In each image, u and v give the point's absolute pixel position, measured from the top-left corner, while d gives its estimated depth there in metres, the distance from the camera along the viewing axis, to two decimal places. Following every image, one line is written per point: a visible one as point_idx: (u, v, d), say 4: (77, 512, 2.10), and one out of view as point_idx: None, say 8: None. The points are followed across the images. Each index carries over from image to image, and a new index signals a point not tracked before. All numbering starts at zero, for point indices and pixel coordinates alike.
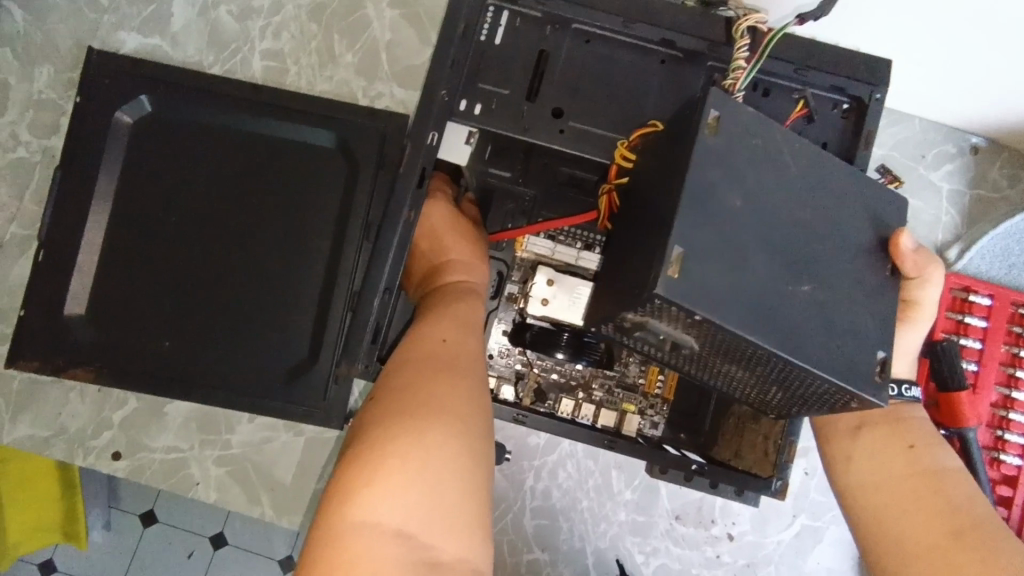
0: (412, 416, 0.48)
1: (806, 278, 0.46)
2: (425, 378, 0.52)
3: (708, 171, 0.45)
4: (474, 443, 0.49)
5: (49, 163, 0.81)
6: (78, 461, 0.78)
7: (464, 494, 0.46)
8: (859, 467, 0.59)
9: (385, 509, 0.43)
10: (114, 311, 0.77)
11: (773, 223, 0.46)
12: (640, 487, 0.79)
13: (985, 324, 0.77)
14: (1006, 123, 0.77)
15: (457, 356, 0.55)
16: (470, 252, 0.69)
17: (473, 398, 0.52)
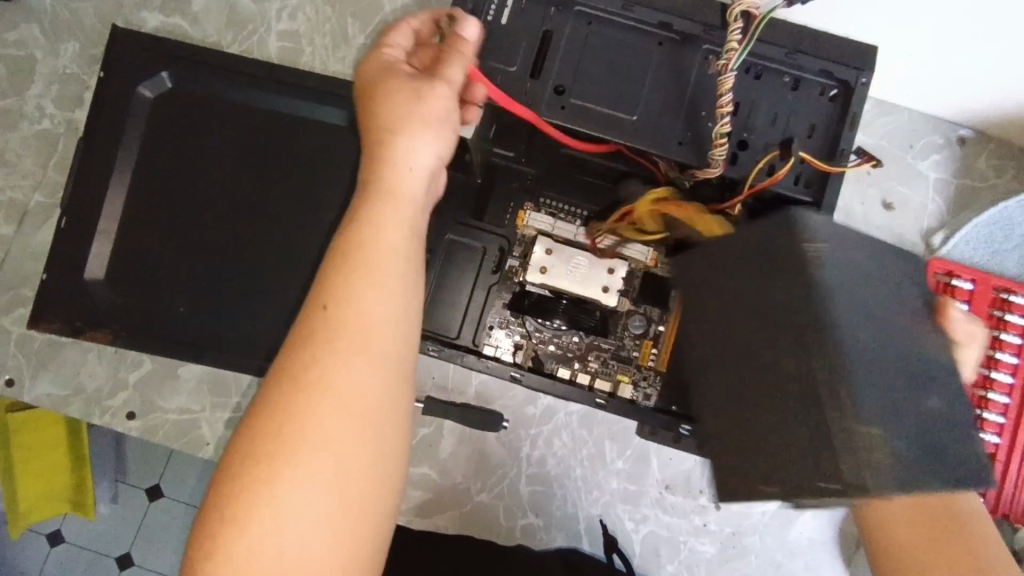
0: (278, 421, 0.42)
1: (929, 392, 0.51)
2: (303, 363, 0.43)
3: (857, 332, 0.50)
4: (363, 445, 0.42)
5: (72, 135, 0.84)
6: (94, 419, 0.81)
7: (341, 503, 0.41)
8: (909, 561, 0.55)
9: (249, 536, 0.40)
10: (133, 276, 0.81)
11: (883, 352, 0.50)
12: (631, 456, 0.82)
13: (967, 308, 0.80)
14: (992, 115, 0.80)
15: (351, 325, 0.44)
16: (408, 140, 0.52)
17: (375, 392, 0.43)
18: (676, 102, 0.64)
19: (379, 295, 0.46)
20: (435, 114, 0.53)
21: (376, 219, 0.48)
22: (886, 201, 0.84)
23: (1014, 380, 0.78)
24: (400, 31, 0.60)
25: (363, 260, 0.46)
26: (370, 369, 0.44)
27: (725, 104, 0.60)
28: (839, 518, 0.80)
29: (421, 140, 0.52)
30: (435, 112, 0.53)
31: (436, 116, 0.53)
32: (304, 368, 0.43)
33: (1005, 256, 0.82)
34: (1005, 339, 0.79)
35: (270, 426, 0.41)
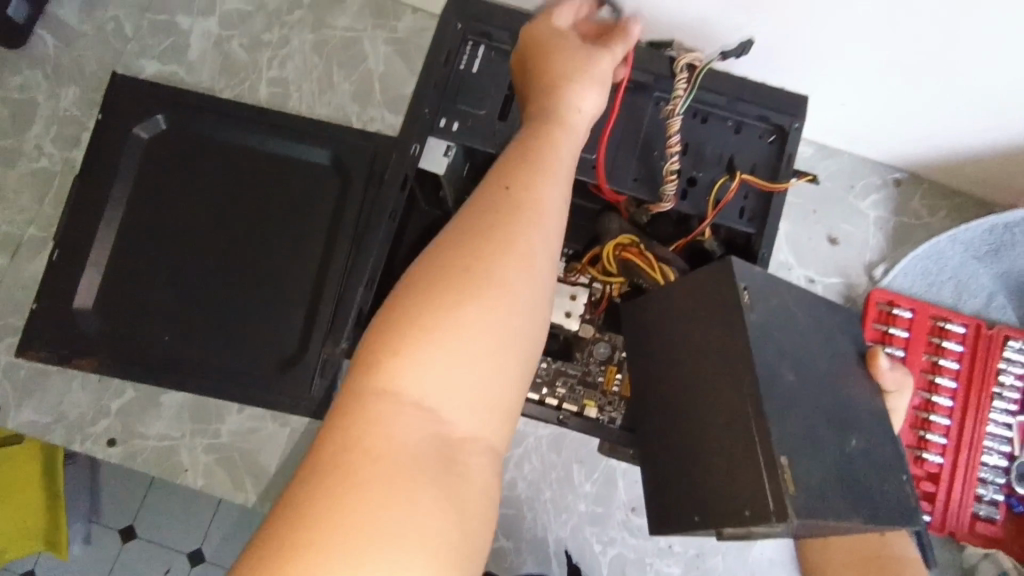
0: (452, 281, 0.43)
1: (857, 434, 0.59)
2: (477, 231, 0.45)
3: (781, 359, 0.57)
4: (527, 312, 0.44)
5: (68, 173, 0.89)
6: (75, 446, 0.83)
7: (501, 365, 0.42)
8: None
9: (406, 380, 0.40)
10: (120, 306, 0.84)
11: (823, 390, 0.59)
12: (599, 479, 0.85)
13: (908, 334, 0.86)
14: (920, 158, 0.88)
15: (518, 211, 0.46)
16: (579, 87, 0.56)
17: (544, 262, 0.46)
18: (632, 143, 0.70)
19: (547, 192, 0.48)
20: (598, 75, 0.57)
21: (549, 139, 0.52)
22: (831, 237, 0.91)
23: (954, 403, 0.84)
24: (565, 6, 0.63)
25: (534, 161, 0.50)
26: (545, 242, 0.46)
27: (674, 143, 0.67)
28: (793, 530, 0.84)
29: (589, 92, 0.56)
30: (602, 78, 0.57)
31: (592, 65, 0.57)
32: (492, 221, 0.45)
33: (940, 286, 0.89)
34: (944, 364, 0.85)
35: (435, 282, 0.43)
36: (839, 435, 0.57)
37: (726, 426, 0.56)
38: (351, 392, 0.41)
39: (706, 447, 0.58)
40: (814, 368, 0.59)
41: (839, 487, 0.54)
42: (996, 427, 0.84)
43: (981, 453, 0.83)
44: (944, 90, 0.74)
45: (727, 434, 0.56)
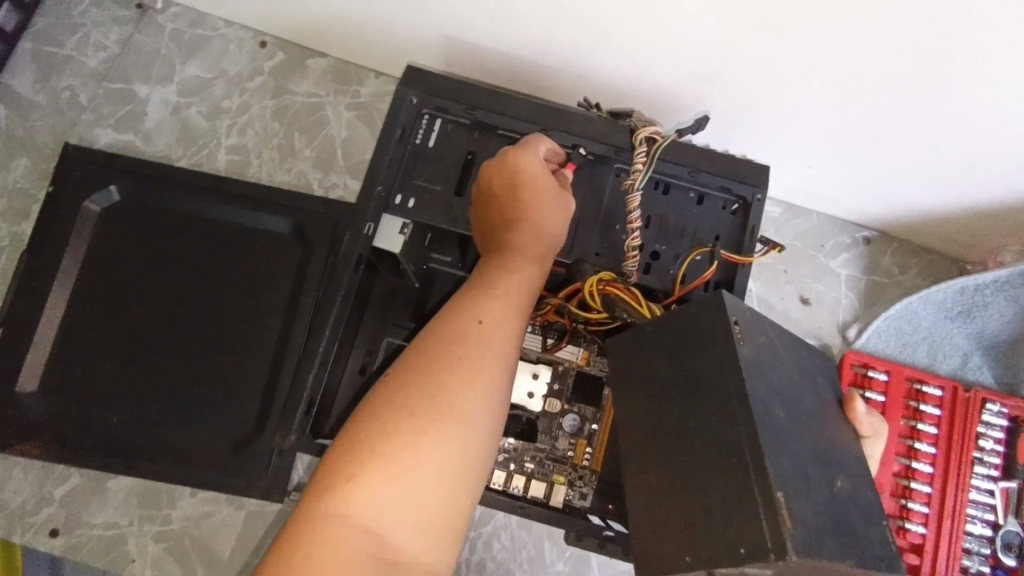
0: (412, 410, 0.46)
1: (839, 476, 0.54)
2: (439, 360, 0.49)
3: (770, 389, 0.53)
4: (481, 444, 0.48)
5: (17, 247, 0.85)
6: (15, 538, 0.78)
7: (452, 497, 0.45)
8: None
9: (365, 504, 0.42)
10: (67, 386, 0.80)
11: (805, 427, 0.54)
12: (571, 558, 0.81)
13: (884, 398, 0.84)
14: (887, 217, 0.87)
15: (477, 342, 0.51)
16: (546, 221, 0.61)
17: (497, 397, 0.50)
18: (593, 217, 0.69)
19: (507, 328, 0.53)
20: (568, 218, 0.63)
21: (512, 271, 0.57)
22: (803, 297, 0.89)
23: (934, 470, 0.81)
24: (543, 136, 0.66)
25: (499, 294, 0.55)
26: (498, 378, 0.51)
27: (634, 219, 0.64)
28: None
29: (552, 228, 0.62)
30: (565, 216, 0.63)
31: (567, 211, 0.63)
32: (456, 355, 0.50)
33: (914, 346, 0.88)
34: (922, 429, 0.82)
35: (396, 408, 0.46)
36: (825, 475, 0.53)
37: (714, 465, 0.51)
38: (306, 514, 0.42)
39: (696, 482, 0.52)
40: (797, 410, 0.54)
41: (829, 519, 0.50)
42: (979, 493, 0.81)
43: (965, 522, 0.80)
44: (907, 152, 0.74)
45: (718, 469, 0.50)
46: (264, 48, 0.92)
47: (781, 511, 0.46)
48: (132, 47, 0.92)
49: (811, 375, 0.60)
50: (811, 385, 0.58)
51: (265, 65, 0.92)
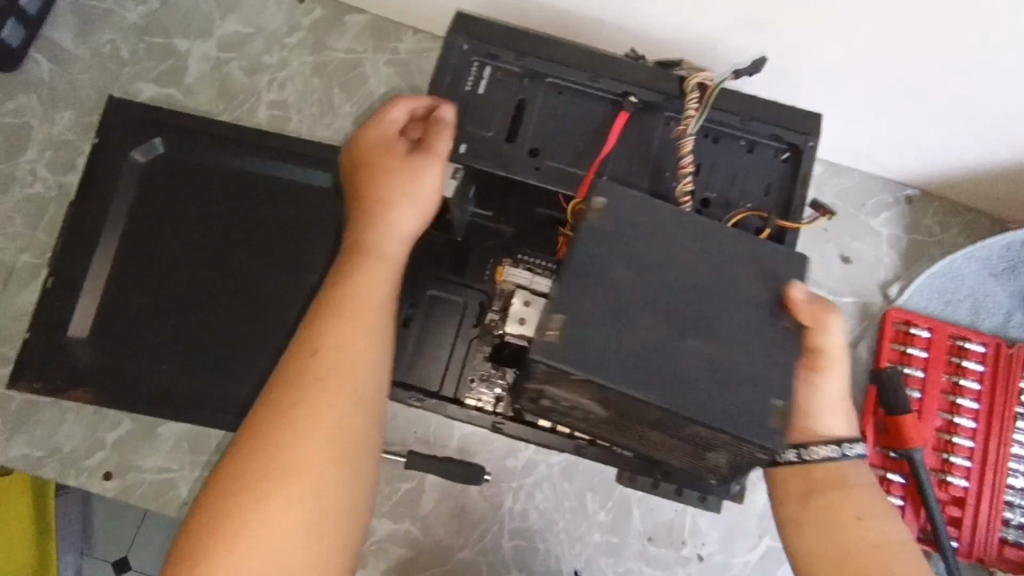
0: (301, 420, 0.55)
1: (695, 335, 0.57)
2: (280, 419, 0.55)
3: (619, 262, 0.58)
4: (340, 470, 0.55)
5: (64, 199, 0.85)
6: (69, 481, 0.79)
7: (311, 543, 0.52)
8: (870, 525, 0.60)
9: (236, 562, 0.49)
10: (117, 336, 0.82)
11: (692, 300, 0.58)
12: (613, 508, 0.83)
13: (927, 354, 0.84)
14: (930, 175, 0.87)
15: (353, 366, 0.59)
16: (396, 215, 0.68)
17: (353, 426, 0.57)
18: (643, 164, 0.68)
19: (382, 347, 0.61)
20: (421, 194, 0.68)
21: (340, 306, 0.61)
22: (844, 256, 0.89)
23: (976, 425, 0.82)
24: (399, 106, 0.72)
25: (345, 332, 0.60)
26: (341, 419, 0.56)
27: (685, 164, 0.66)
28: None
29: (406, 219, 0.68)
30: (428, 191, 0.68)
31: (422, 172, 0.68)
32: (291, 402, 0.56)
33: (956, 305, 0.87)
34: (964, 384, 0.83)
35: (283, 415, 0.55)
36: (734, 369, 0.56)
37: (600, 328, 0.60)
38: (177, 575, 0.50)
39: None
40: (706, 310, 0.58)
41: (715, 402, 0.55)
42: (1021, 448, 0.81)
43: (1006, 476, 0.81)
44: (959, 107, 0.73)
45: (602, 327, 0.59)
46: (303, 5, 0.92)
47: (547, 328, 0.55)
48: (172, 2, 0.91)
49: (768, 258, 0.61)
50: (761, 268, 0.60)
51: (304, 21, 0.92)
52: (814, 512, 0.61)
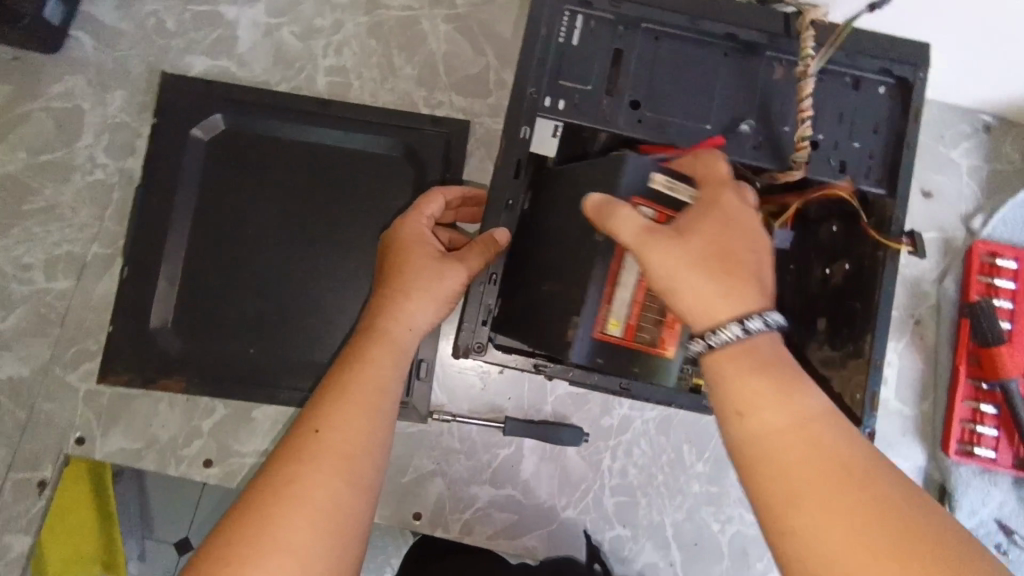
0: (290, 512, 0.50)
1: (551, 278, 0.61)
2: (277, 489, 0.52)
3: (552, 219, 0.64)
4: (330, 548, 0.51)
5: (128, 184, 0.83)
6: (171, 470, 0.78)
7: None
8: (757, 425, 0.44)
9: None
10: (200, 321, 0.80)
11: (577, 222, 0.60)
12: (710, 459, 0.83)
13: (1014, 285, 0.84)
14: (1013, 102, 0.85)
15: (349, 451, 0.55)
16: (411, 306, 0.64)
17: (347, 503, 0.53)
18: (748, 108, 0.66)
19: (376, 432, 0.57)
20: (441, 295, 0.65)
21: (358, 376, 0.59)
22: (925, 191, 0.88)
23: None
24: (435, 199, 0.71)
25: (350, 399, 0.57)
26: (336, 491, 0.53)
27: (806, 111, 0.63)
28: (933, 450, 0.84)
29: (419, 312, 0.64)
30: (441, 291, 0.65)
31: (440, 285, 0.65)
32: (295, 467, 0.53)
33: None
34: None
35: (276, 494, 0.51)
36: (588, 306, 0.57)
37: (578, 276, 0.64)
38: None
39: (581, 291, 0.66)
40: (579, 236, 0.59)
41: (606, 351, 0.57)
42: None
43: None
44: None
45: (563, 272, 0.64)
46: None
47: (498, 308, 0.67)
48: None
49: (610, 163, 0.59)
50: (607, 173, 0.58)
51: None
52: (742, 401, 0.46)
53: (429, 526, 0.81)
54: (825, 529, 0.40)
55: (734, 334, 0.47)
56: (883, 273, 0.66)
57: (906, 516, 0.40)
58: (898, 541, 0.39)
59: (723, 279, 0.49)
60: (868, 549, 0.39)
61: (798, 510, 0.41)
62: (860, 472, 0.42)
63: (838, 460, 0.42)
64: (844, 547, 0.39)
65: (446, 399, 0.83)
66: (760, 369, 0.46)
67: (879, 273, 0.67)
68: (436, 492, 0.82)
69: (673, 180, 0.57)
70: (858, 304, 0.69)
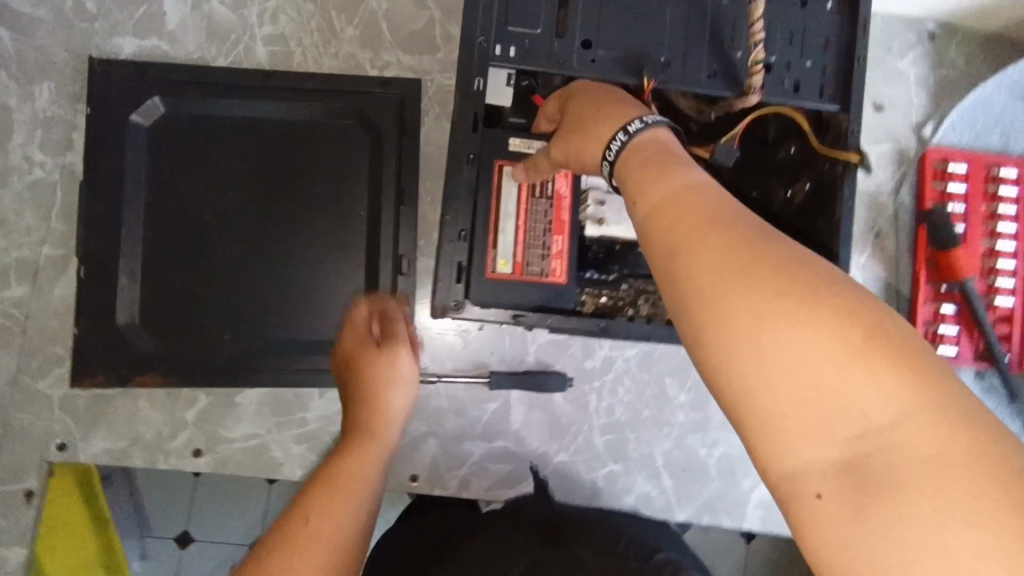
0: (310, 551, 0.45)
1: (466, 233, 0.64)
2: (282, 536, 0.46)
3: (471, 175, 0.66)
4: None
5: (70, 180, 0.79)
6: (161, 465, 0.77)
7: None
8: (640, 200, 0.46)
9: None
10: (168, 314, 0.78)
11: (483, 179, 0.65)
12: (692, 388, 0.86)
13: (966, 188, 0.86)
14: (955, 5, 0.86)
15: (361, 494, 0.53)
16: (389, 386, 0.65)
17: (358, 547, 0.48)
18: (701, 35, 0.66)
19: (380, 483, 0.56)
20: (407, 373, 0.67)
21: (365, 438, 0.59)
22: (876, 104, 0.89)
23: (1017, 246, 0.85)
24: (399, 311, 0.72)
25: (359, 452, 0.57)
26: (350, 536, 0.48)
27: (757, 31, 0.63)
28: None
29: (395, 396, 0.65)
30: (404, 376, 0.66)
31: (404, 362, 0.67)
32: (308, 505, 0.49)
33: (989, 134, 0.88)
34: (1002, 210, 0.85)
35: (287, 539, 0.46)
36: (476, 251, 0.63)
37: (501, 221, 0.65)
38: None
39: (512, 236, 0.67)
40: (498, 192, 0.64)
41: (501, 286, 0.64)
42: None
43: None
44: None
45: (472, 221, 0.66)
46: None
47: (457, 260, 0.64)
48: None
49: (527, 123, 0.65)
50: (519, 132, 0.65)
51: None
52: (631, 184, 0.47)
53: (428, 486, 0.82)
54: (691, 261, 0.40)
55: (621, 141, 0.50)
56: (842, 188, 0.67)
57: (769, 244, 0.39)
58: (759, 254, 0.38)
59: (594, 113, 0.54)
60: (728, 270, 0.38)
61: (673, 253, 0.41)
62: (730, 212, 0.41)
63: (706, 210, 0.42)
64: (707, 272, 0.39)
65: (429, 361, 0.83)
66: (644, 159, 0.48)
67: (839, 189, 0.68)
68: (430, 453, 0.82)
69: (529, 140, 0.65)
70: (822, 222, 0.70)
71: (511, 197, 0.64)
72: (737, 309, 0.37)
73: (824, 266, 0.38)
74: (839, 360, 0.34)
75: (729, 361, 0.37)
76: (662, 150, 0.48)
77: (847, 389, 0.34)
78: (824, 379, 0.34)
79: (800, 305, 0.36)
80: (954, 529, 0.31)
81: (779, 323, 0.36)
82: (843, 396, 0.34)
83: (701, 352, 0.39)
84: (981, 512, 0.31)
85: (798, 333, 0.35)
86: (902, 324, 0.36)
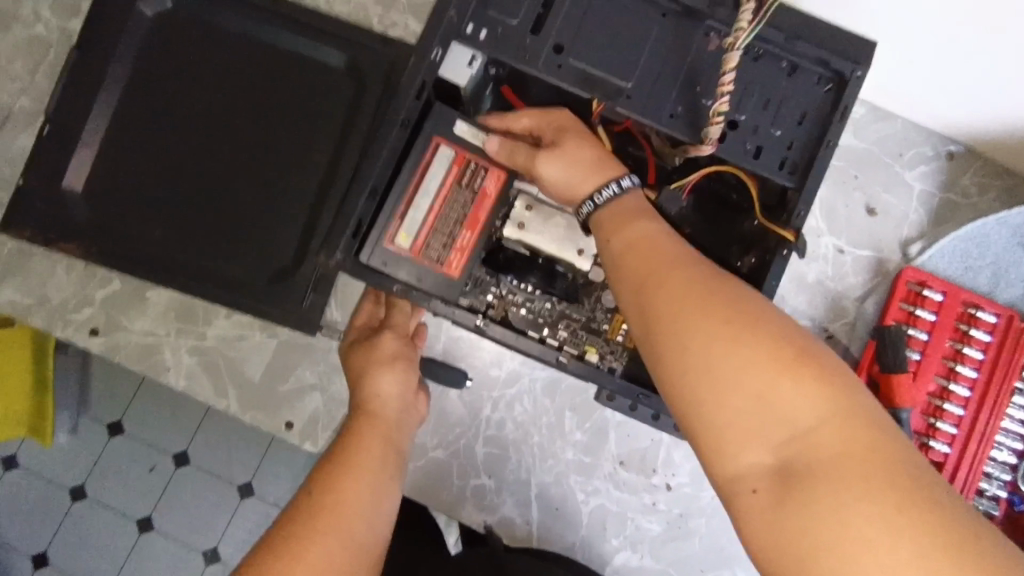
0: (288, 568, 0.53)
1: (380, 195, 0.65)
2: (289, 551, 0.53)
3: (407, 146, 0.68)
4: None
5: (66, 44, 0.83)
6: (57, 332, 0.80)
7: None
8: (615, 238, 0.54)
9: None
10: (111, 192, 0.81)
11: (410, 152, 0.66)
12: (590, 430, 0.82)
13: (936, 318, 0.80)
14: (979, 130, 0.81)
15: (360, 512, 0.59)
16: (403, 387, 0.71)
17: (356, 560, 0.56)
18: (674, 73, 0.64)
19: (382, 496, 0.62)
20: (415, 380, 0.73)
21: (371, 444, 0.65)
22: (870, 206, 0.85)
23: (971, 394, 0.79)
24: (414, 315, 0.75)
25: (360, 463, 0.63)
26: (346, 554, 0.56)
27: (727, 82, 0.59)
28: None
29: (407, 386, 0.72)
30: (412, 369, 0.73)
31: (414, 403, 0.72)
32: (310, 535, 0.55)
33: (976, 273, 0.83)
34: (967, 353, 0.80)
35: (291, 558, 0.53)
36: (381, 215, 0.64)
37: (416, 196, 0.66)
38: None
39: None
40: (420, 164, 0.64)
41: (396, 257, 0.64)
42: (1010, 423, 0.80)
43: (990, 448, 0.79)
44: (1013, 63, 0.69)
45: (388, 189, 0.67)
46: None
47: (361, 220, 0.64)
48: None
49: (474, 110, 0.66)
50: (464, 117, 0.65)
51: None
52: (608, 221, 0.55)
53: (298, 437, 0.79)
54: (654, 292, 0.47)
55: (611, 192, 0.56)
56: (771, 266, 0.64)
57: (715, 280, 0.47)
58: (706, 289, 0.46)
59: (590, 157, 0.60)
60: (682, 301, 0.46)
61: (642, 286, 0.49)
62: (684, 252, 0.50)
63: (667, 249, 0.50)
64: (668, 301, 0.46)
65: (340, 317, 0.80)
66: (622, 199, 0.56)
67: (768, 267, 0.64)
68: (311, 407, 0.80)
69: (478, 131, 0.66)
70: None
71: (436, 177, 0.65)
72: (693, 332, 0.44)
73: (756, 298, 0.46)
74: (768, 379, 0.42)
75: (686, 377, 0.44)
76: (632, 199, 0.56)
77: (782, 407, 0.41)
78: (759, 394, 0.42)
79: (738, 330, 0.43)
80: (869, 514, 0.37)
81: (724, 346, 0.43)
82: (778, 412, 0.41)
83: (660, 373, 0.46)
84: (893, 500, 0.37)
85: (741, 359, 0.42)
86: (819, 345, 0.44)
